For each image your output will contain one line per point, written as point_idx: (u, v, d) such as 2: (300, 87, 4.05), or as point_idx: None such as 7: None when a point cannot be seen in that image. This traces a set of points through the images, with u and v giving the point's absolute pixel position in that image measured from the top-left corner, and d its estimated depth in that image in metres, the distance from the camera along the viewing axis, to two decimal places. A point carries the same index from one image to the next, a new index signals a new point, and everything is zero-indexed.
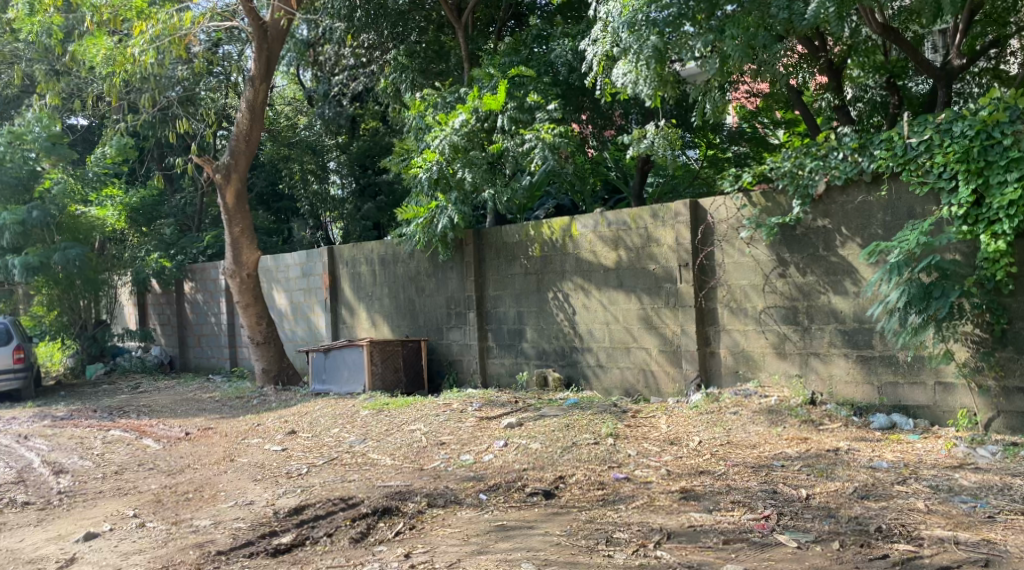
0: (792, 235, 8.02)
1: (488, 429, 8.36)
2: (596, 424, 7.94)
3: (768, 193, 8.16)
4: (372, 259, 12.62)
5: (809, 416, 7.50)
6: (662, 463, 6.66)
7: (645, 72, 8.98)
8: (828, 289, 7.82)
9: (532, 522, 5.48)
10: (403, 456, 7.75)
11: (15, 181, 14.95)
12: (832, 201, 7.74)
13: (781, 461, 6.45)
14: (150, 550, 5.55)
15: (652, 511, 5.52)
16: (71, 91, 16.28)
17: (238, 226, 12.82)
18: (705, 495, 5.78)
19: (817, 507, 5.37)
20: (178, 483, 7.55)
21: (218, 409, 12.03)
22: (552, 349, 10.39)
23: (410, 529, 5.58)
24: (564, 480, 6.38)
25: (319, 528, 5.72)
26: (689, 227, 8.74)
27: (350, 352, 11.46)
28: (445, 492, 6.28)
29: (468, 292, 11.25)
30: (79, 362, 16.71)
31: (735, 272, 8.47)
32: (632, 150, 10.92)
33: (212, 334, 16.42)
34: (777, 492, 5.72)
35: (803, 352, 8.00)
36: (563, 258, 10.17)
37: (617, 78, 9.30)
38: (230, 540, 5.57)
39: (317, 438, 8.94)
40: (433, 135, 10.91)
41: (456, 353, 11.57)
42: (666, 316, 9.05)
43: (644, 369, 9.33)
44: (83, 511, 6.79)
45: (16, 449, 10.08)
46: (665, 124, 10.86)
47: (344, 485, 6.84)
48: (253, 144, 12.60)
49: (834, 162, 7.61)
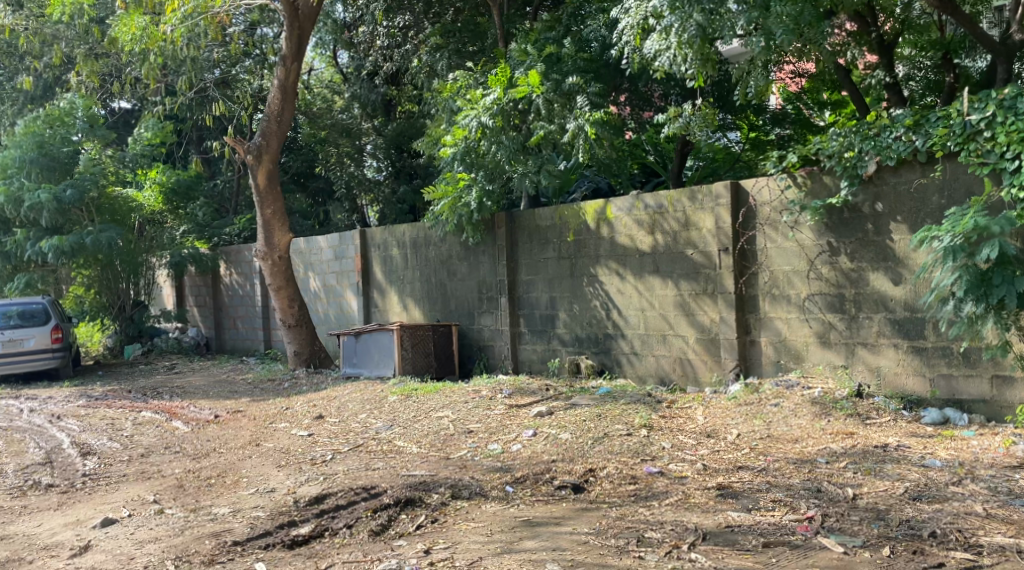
0: (840, 217, 7.65)
1: (517, 417, 8.11)
2: (630, 415, 7.66)
3: (815, 173, 7.79)
4: (404, 242, 12.42)
5: (856, 409, 7.12)
6: (699, 458, 6.36)
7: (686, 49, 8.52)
8: (877, 276, 7.44)
9: (560, 519, 5.22)
10: (430, 444, 7.54)
11: (55, 162, 14.96)
12: (883, 182, 7.36)
13: (825, 458, 6.12)
14: (166, 539, 5.35)
15: (686, 509, 5.24)
16: (111, 72, 16.29)
17: (270, 208, 12.67)
18: (745, 492, 5.47)
19: (865, 508, 5.05)
20: (203, 468, 7.41)
21: (249, 392, 11.93)
22: (586, 335, 10.10)
23: (432, 523, 5.35)
24: (594, 473, 6.11)
25: (339, 519, 5.51)
26: (729, 210, 8.40)
27: (381, 336, 11.27)
28: (470, 483, 6.03)
29: (501, 276, 11.00)
30: (118, 342, 16.83)
31: (779, 258, 8.11)
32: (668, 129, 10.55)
33: (247, 315, 16.35)
34: (821, 491, 5.40)
35: (849, 341, 7.64)
36: (597, 242, 9.88)
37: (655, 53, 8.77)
38: (248, 530, 5.37)
39: (344, 423, 8.76)
40: (464, 114, 10.69)
41: (488, 338, 11.34)
42: (705, 303, 8.72)
43: (681, 357, 9.02)
44: (105, 495, 6.64)
45: (48, 429, 10.04)
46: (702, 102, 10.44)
47: (368, 473, 6.64)
48: (286, 124, 12.44)
49: (886, 142, 7.22)
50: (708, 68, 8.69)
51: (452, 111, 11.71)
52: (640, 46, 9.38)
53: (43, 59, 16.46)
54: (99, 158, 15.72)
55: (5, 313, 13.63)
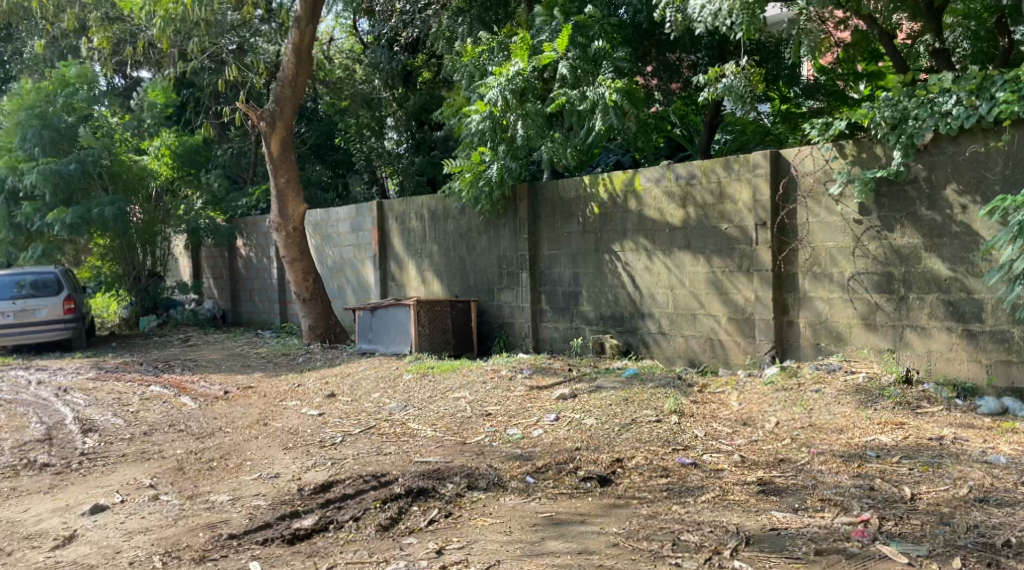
0: (891, 189, 7.14)
1: (538, 399, 7.64)
2: (659, 399, 7.18)
3: (864, 142, 7.28)
4: (422, 214, 11.94)
5: (905, 397, 6.61)
6: (735, 449, 5.90)
7: (730, 4, 8.12)
8: (931, 254, 6.94)
9: (586, 517, 4.77)
10: (446, 427, 7.10)
11: (58, 132, 14.51)
12: (940, 152, 6.87)
13: (875, 452, 5.68)
14: (157, 530, 4.92)
15: (725, 507, 4.80)
16: (125, 36, 15.86)
17: (284, 176, 12.22)
18: (789, 489, 5.05)
19: (926, 511, 4.62)
20: (206, 449, 7.00)
21: (263, 366, 11.55)
22: (610, 313, 9.60)
23: (446, 517, 4.91)
24: (621, 464, 5.63)
25: (346, 510, 5.09)
26: (769, 182, 7.87)
27: (397, 311, 10.83)
28: (487, 472, 5.58)
29: (522, 251, 10.49)
30: (133, 314, 16.59)
31: (821, 234, 7.59)
32: (707, 91, 9.90)
33: (263, 288, 15.96)
34: (874, 489, 4.97)
35: (897, 324, 7.14)
36: (624, 215, 9.34)
37: (695, 7, 8.41)
38: (246, 522, 4.94)
39: (357, 403, 8.34)
40: (487, 83, 10.20)
41: (508, 315, 10.86)
42: (739, 280, 8.19)
43: (712, 338, 8.52)
44: (100, 477, 6.23)
45: (53, 402, 9.68)
46: (746, 62, 9.78)
47: (379, 459, 6.21)
48: (300, 90, 11.96)
49: (946, 107, 6.71)
50: (755, 24, 8.19)
51: (473, 76, 11.23)
52: (682, 4, 8.87)
53: (57, 23, 16.04)
54: (107, 124, 15.23)
55: (17, 283, 13.26)
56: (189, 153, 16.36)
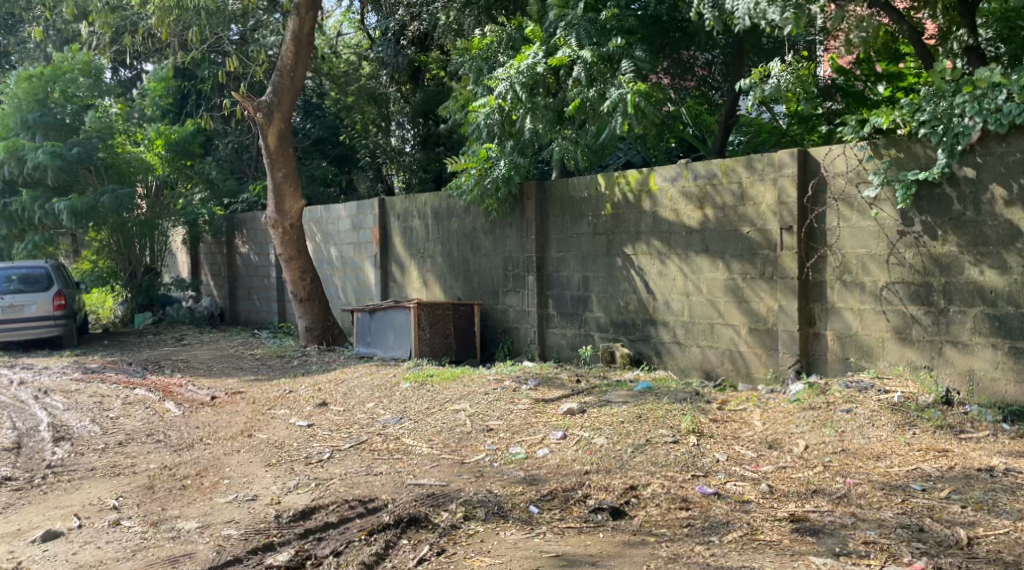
0: (932, 192, 6.56)
1: (544, 414, 7.06)
2: (675, 416, 6.60)
3: (901, 141, 6.70)
4: (425, 212, 11.37)
5: (947, 420, 6.02)
6: (762, 477, 5.32)
7: None
8: (974, 263, 6.36)
9: (597, 558, 4.20)
10: (443, 443, 6.53)
11: (53, 121, 13.95)
12: (987, 152, 6.29)
13: (919, 483, 5.08)
14: (113, 563, 4.38)
15: (756, 549, 4.22)
16: (125, 25, 15.33)
17: (281, 170, 11.60)
18: (827, 528, 4.46)
19: (987, 560, 4.05)
20: (182, 464, 6.42)
21: (254, 369, 11.00)
22: (621, 320, 9.02)
23: (438, 555, 4.34)
24: (636, 493, 5.05)
25: (327, 542, 4.54)
26: (796, 183, 7.29)
27: (396, 313, 10.27)
28: (487, 500, 5.00)
29: (528, 253, 9.92)
30: (127, 311, 16.05)
31: (852, 239, 7.01)
32: (755, 94, 9.11)
33: (262, 286, 15.40)
34: (923, 530, 4.39)
35: (936, 339, 6.56)
36: (638, 216, 8.76)
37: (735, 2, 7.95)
38: (212, 556, 4.38)
39: (348, 414, 7.77)
40: (497, 76, 9.64)
41: (513, 320, 10.28)
42: (761, 289, 7.62)
43: (731, 349, 7.95)
44: (62, 495, 5.68)
45: (30, 405, 9.14)
46: (793, 58, 8.95)
47: (368, 480, 5.63)
48: (298, 79, 11.38)
49: (996, 103, 6.14)
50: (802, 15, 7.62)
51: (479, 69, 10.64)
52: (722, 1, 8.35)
53: (54, 10, 15.51)
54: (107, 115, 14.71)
55: (7, 277, 12.72)
56: (186, 147, 15.82)
